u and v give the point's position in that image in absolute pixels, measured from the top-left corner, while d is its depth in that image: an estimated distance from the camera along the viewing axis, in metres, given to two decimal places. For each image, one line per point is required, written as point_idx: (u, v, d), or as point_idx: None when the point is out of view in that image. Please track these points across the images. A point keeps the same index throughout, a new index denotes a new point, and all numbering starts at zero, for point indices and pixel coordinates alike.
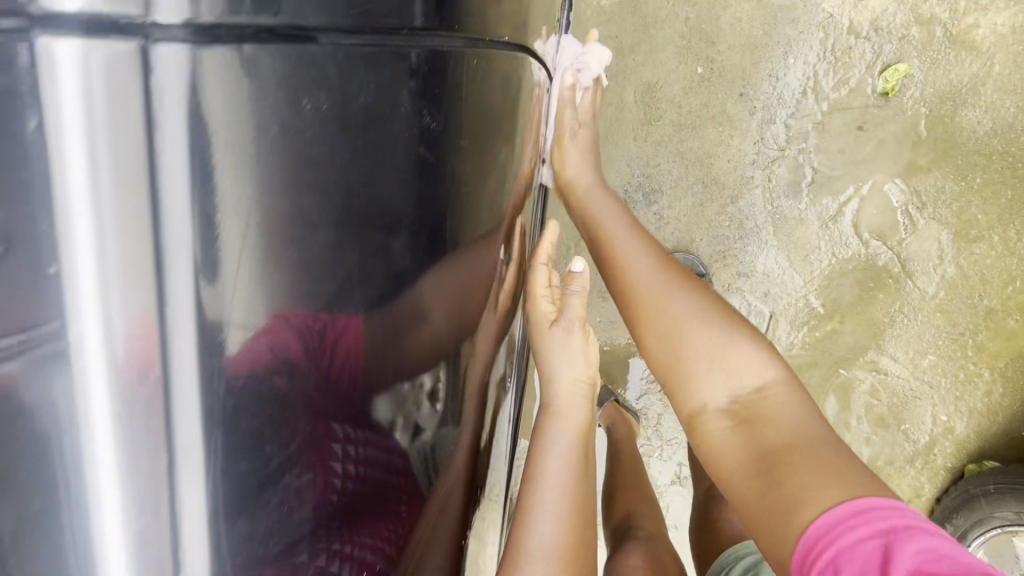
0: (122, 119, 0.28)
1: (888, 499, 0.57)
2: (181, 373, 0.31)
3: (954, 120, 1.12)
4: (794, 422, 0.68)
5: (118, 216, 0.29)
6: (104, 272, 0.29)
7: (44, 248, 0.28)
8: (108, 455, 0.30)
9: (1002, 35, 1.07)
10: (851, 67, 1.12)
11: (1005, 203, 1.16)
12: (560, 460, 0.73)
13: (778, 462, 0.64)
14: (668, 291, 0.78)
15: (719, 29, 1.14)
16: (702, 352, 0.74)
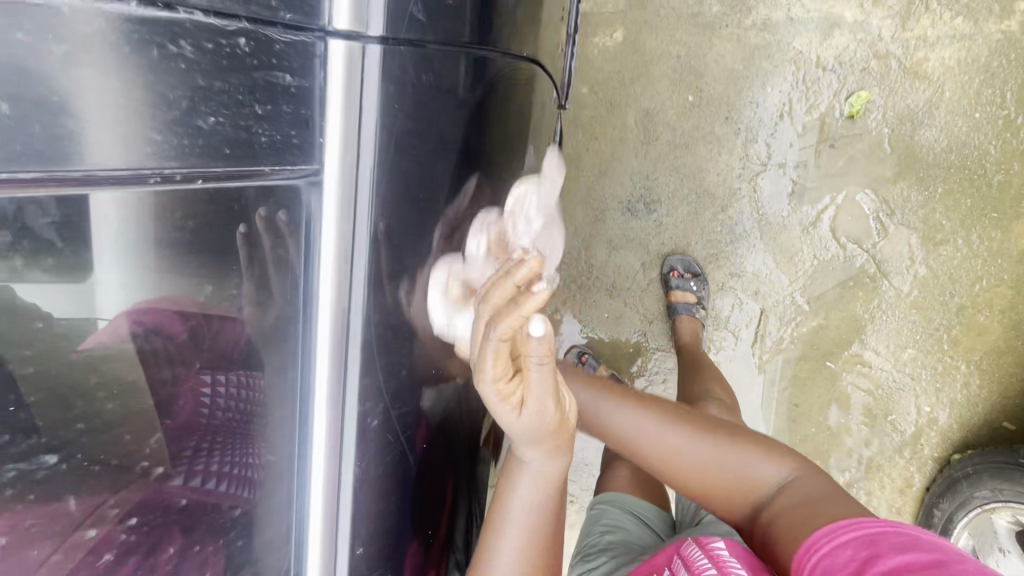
0: (360, 100, 0.46)
1: (861, 516, 0.61)
2: (367, 275, 0.49)
3: (914, 139, 1.30)
4: (806, 492, 0.71)
5: (347, 163, 0.46)
6: (335, 196, 0.46)
7: (309, 159, 0.46)
8: (324, 325, 0.48)
9: (949, 66, 1.25)
10: (820, 95, 1.31)
11: (966, 210, 1.31)
12: (521, 527, 0.67)
13: (784, 517, 0.68)
14: (660, 421, 0.87)
15: (706, 64, 1.34)
16: (706, 456, 0.81)
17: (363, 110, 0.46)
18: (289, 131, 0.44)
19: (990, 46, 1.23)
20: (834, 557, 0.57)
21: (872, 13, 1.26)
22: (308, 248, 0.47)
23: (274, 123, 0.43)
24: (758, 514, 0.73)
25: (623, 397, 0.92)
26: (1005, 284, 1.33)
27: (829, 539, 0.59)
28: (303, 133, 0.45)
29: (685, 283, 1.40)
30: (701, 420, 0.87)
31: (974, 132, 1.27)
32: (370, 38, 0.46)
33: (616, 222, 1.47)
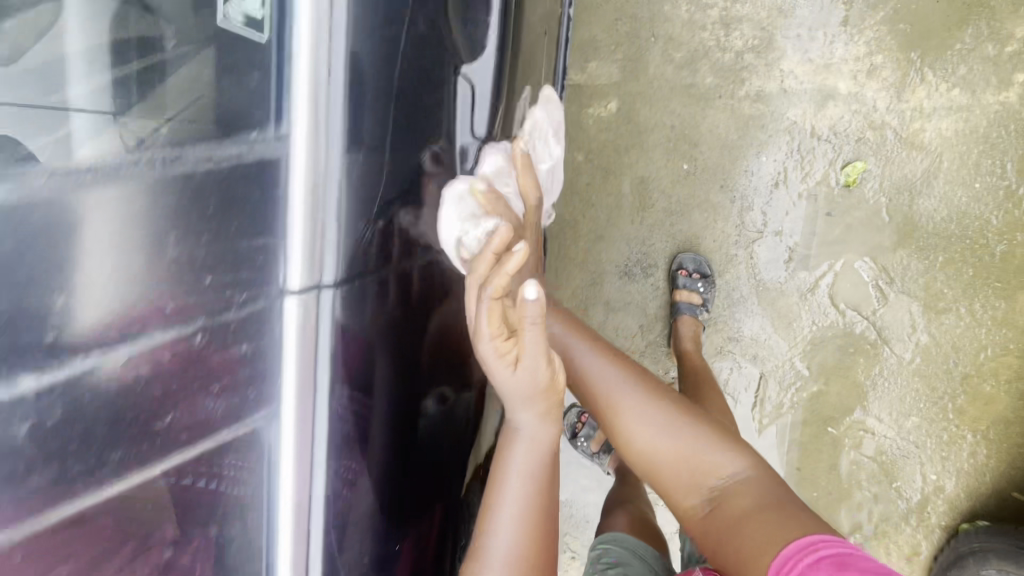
0: (313, 342, 0.50)
1: (821, 535, 0.63)
2: (321, 497, 0.53)
3: (913, 208, 1.28)
4: (757, 491, 0.73)
5: (299, 401, 0.50)
6: (289, 430, 0.50)
7: (266, 397, 0.50)
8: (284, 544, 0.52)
9: (948, 137, 1.23)
10: (815, 164, 1.31)
11: (968, 279, 1.29)
12: (514, 505, 0.66)
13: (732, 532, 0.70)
14: (626, 391, 0.85)
15: (700, 134, 1.35)
16: (672, 450, 0.81)
17: (316, 353, 0.51)
18: (244, 378, 0.50)
19: (988, 116, 1.21)
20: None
21: (867, 85, 1.25)
22: (269, 476, 0.51)
23: (232, 389, 0.49)
24: (708, 513, 0.75)
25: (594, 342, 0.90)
26: (1010, 353, 1.30)
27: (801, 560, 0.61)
28: (258, 377, 0.50)
29: (692, 284, 1.37)
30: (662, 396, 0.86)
31: (974, 202, 1.25)
32: (324, 286, 0.51)
33: (613, 285, 1.47)
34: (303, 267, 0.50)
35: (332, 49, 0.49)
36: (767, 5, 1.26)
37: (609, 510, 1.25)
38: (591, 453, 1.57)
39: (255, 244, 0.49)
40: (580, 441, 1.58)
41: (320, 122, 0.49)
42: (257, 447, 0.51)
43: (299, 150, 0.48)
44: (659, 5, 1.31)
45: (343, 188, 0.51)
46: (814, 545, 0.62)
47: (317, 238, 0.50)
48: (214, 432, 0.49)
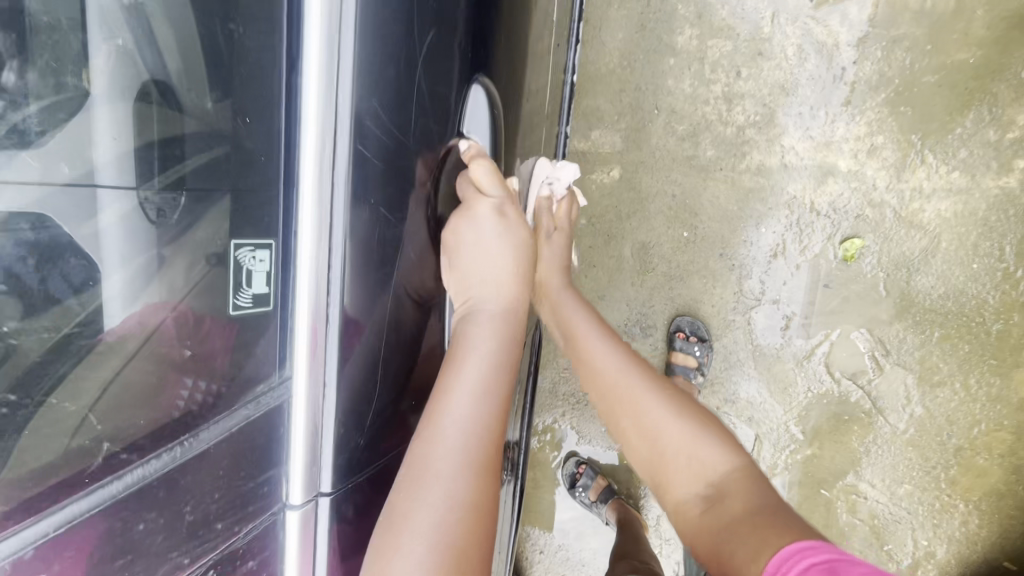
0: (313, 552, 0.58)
1: (814, 538, 0.61)
2: None
3: (910, 285, 1.30)
4: (756, 495, 0.71)
5: None
6: None
7: None
8: None
9: (946, 217, 1.25)
10: (813, 238, 1.33)
11: (964, 355, 1.30)
12: (467, 414, 0.62)
13: (732, 528, 0.68)
14: (634, 380, 0.87)
15: (701, 203, 1.38)
16: (676, 444, 0.80)
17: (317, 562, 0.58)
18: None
19: (988, 200, 1.22)
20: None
21: (866, 163, 1.27)
22: None
23: None
24: (704, 508, 0.73)
25: (602, 327, 0.94)
26: (1005, 428, 1.32)
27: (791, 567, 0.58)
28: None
29: (688, 347, 1.40)
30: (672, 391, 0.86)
31: (971, 281, 1.26)
32: (320, 496, 0.57)
33: None
34: (303, 490, 0.56)
35: (330, 302, 0.52)
36: (769, 82, 1.28)
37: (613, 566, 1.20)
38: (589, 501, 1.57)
39: (259, 481, 0.55)
40: (578, 491, 1.58)
41: (319, 368, 0.53)
42: None
43: (299, 394, 0.53)
44: (662, 79, 1.34)
45: (341, 421, 0.55)
46: (803, 551, 0.59)
47: (313, 466, 0.55)
48: None
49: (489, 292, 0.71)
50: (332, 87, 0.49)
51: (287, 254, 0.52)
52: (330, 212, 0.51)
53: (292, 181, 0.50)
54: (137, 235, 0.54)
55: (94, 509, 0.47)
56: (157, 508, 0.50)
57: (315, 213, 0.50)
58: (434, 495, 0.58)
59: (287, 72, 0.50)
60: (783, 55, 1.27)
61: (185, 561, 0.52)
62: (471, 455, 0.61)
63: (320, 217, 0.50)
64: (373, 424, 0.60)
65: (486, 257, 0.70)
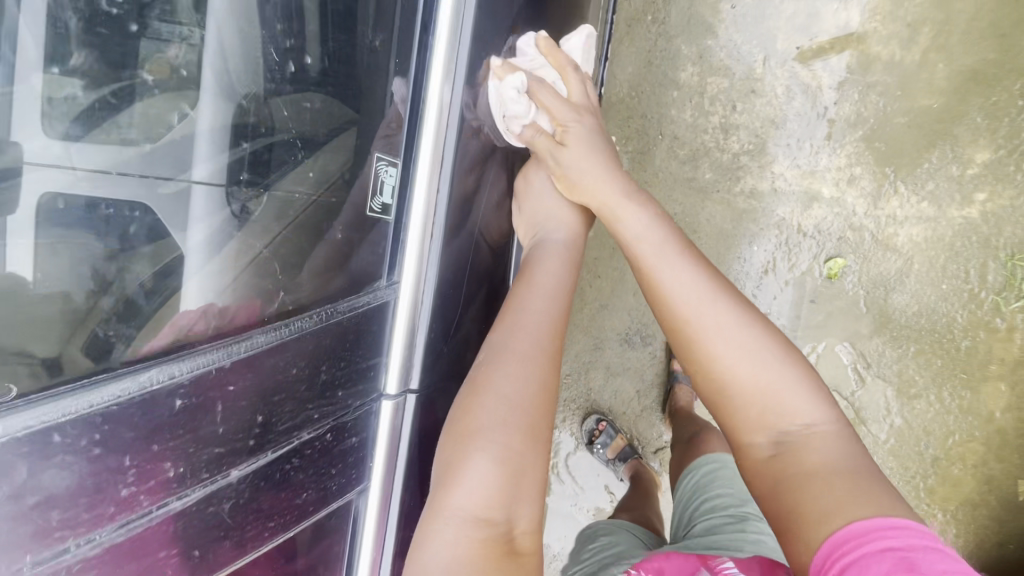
0: (397, 415, 0.77)
1: (898, 518, 0.63)
2: (396, 522, 0.79)
3: (887, 302, 1.43)
4: (831, 447, 0.75)
5: (386, 459, 0.77)
6: (378, 481, 0.77)
7: (364, 459, 0.76)
8: (369, 551, 0.78)
9: (917, 242, 1.39)
10: (800, 256, 1.46)
11: (937, 369, 1.42)
12: (534, 317, 0.87)
13: (814, 479, 0.71)
14: (711, 302, 0.84)
15: (699, 221, 1.50)
16: (747, 377, 0.80)
17: (400, 423, 0.78)
18: (353, 444, 0.74)
19: (954, 228, 1.37)
20: (869, 568, 0.60)
21: (847, 191, 1.41)
22: (363, 511, 0.77)
23: (343, 458, 0.73)
24: (775, 453, 0.77)
25: (675, 247, 0.90)
26: (976, 440, 1.42)
27: (868, 542, 0.61)
28: (363, 446, 0.75)
29: None
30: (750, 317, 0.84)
31: (942, 301, 1.40)
32: (407, 383, 0.77)
33: (613, 351, 1.59)
34: (399, 374, 0.77)
35: (433, 230, 0.76)
36: (761, 116, 1.44)
37: (615, 515, 1.32)
38: (607, 459, 1.58)
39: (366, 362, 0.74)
40: (596, 449, 1.59)
41: (422, 276, 0.76)
42: (357, 492, 0.76)
43: (405, 294, 0.76)
44: (666, 110, 1.49)
45: (429, 321, 0.78)
46: (883, 531, 0.62)
47: (410, 342, 0.77)
48: (336, 490, 0.73)
49: (553, 234, 0.98)
50: (447, 84, 0.74)
51: (404, 194, 0.75)
52: (439, 166, 0.75)
53: (414, 143, 0.74)
54: (218, 215, 0.65)
55: (197, 370, 0.59)
56: (305, 360, 0.67)
57: (429, 165, 0.74)
58: (500, 379, 0.79)
59: (416, 69, 0.73)
60: (774, 94, 1.43)
61: (315, 417, 0.69)
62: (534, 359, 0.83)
63: (432, 169, 0.74)
64: (443, 321, 0.81)
65: (546, 208, 0.99)
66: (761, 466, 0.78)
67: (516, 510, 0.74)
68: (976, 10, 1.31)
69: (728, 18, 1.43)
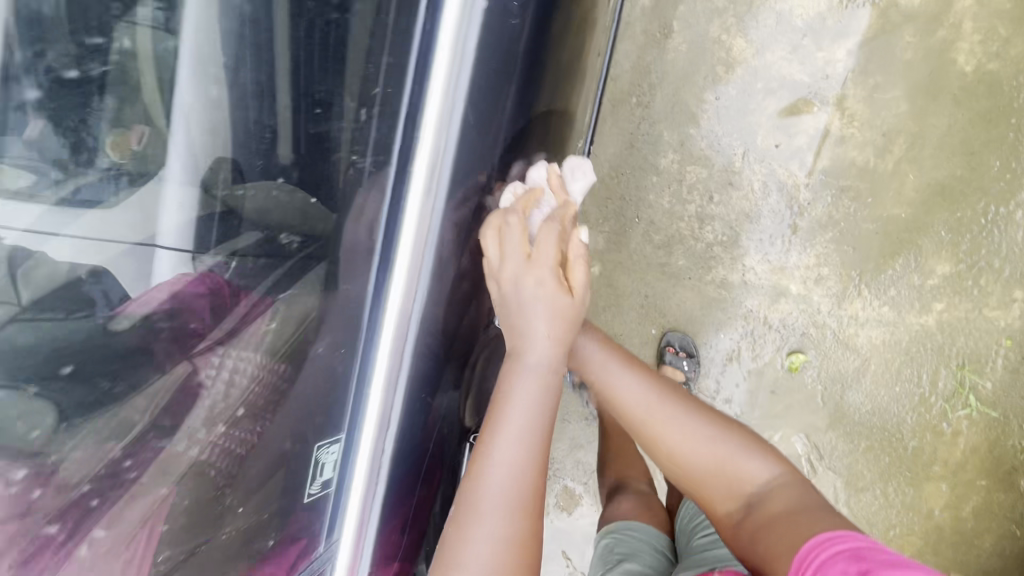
0: None
1: (849, 530, 0.64)
2: None
3: (843, 397, 1.47)
4: (795, 497, 0.74)
5: None
6: None
7: None
8: None
9: (875, 344, 1.43)
10: (764, 348, 1.49)
11: (884, 466, 1.47)
12: (522, 428, 0.63)
13: (794, 518, 0.69)
14: (660, 400, 0.83)
15: (669, 305, 1.51)
16: (703, 456, 0.79)
17: None
18: None
19: (911, 334, 1.41)
20: (826, 575, 0.59)
21: (813, 290, 1.44)
22: None
23: None
24: (748, 515, 0.75)
25: (615, 352, 0.87)
26: (914, 533, 1.48)
27: (818, 556, 0.61)
28: None
29: (677, 361, 1.46)
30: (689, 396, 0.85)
31: (894, 402, 1.45)
32: None
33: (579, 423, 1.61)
34: (359, 510, 0.63)
35: (405, 352, 0.59)
36: (736, 209, 1.45)
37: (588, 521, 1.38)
38: (574, 382, 1.61)
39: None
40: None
41: (389, 405, 0.60)
42: None
43: (366, 429, 0.60)
44: (644, 193, 1.49)
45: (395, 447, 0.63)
46: (835, 539, 0.62)
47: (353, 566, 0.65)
48: None
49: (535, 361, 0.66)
50: (436, 177, 0.55)
51: (371, 306, 0.58)
52: (420, 272, 0.57)
53: (386, 244, 0.56)
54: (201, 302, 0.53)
55: None
56: None
57: (405, 279, 0.57)
58: (494, 500, 0.60)
59: (399, 157, 0.55)
60: (750, 188, 1.44)
61: None
62: (524, 486, 0.61)
63: (410, 283, 0.57)
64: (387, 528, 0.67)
65: (528, 317, 0.67)
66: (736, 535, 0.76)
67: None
68: (949, 127, 1.34)
69: (711, 109, 1.43)
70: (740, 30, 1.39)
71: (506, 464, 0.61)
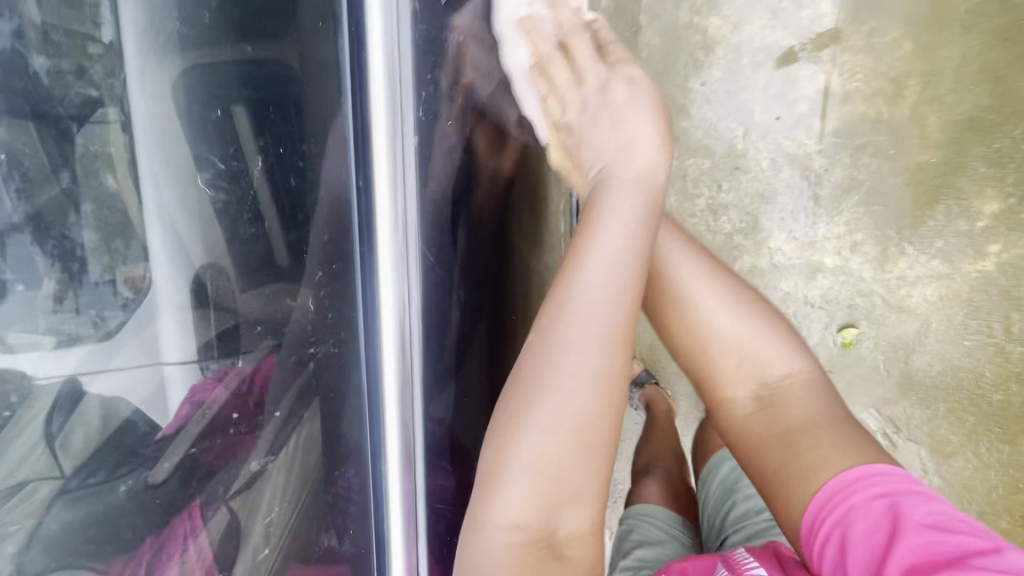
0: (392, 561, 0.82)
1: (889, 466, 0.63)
2: None
3: (910, 363, 1.37)
4: (811, 398, 0.75)
5: None
6: None
7: None
8: None
9: (933, 301, 1.33)
10: (810, 328, 1.40)
11: (970, 426, 1.36)
12: (600, 283, 0.58)
13: (801, 436, 0.71)
14: (703, 285, 0.81)
15: None
16: (733, 343, 0.79)
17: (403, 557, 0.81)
18: None
19: (969, 283, 1.30)
20: (858, 522, 0.59)
21: (851, 258, 1.35)
22: None
23: None
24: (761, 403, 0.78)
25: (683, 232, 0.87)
26: (1022, 491, 1.36)
27: (854, 497, 0.61)
28: None
29: None
30: (732, 282, 0.83)
31: (967, 357, 1.33)
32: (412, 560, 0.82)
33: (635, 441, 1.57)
34: (387, 462, 0.60)
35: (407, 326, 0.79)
36: (749, 193, 1.37)
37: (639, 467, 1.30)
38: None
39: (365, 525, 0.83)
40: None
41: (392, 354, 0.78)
42: None
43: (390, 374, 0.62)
44: None
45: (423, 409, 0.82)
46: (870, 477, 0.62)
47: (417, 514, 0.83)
48: None
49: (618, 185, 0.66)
50: (397, 212, 0.76)
51: (364, 257, 0.78)
52: (401, 208, 0.77)
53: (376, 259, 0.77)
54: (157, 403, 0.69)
55: None
56: None
57: (395, 279, 0.77)
58: (570, 360, 0.56)
59: (364, 208, 0.77)
60: (759, 168, 1.36)
61: None
62: (613, 324, 0.58)
63: (397, 267, 0.77)
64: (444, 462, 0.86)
65: (602, 120, 0.73)
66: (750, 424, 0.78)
67: (562, 510, 0.56)
68: (964, 56, 1.22)
69: (699, 96, 1.36)
70: (712, 9, 1.31)
71: (588, 313, 0.57)
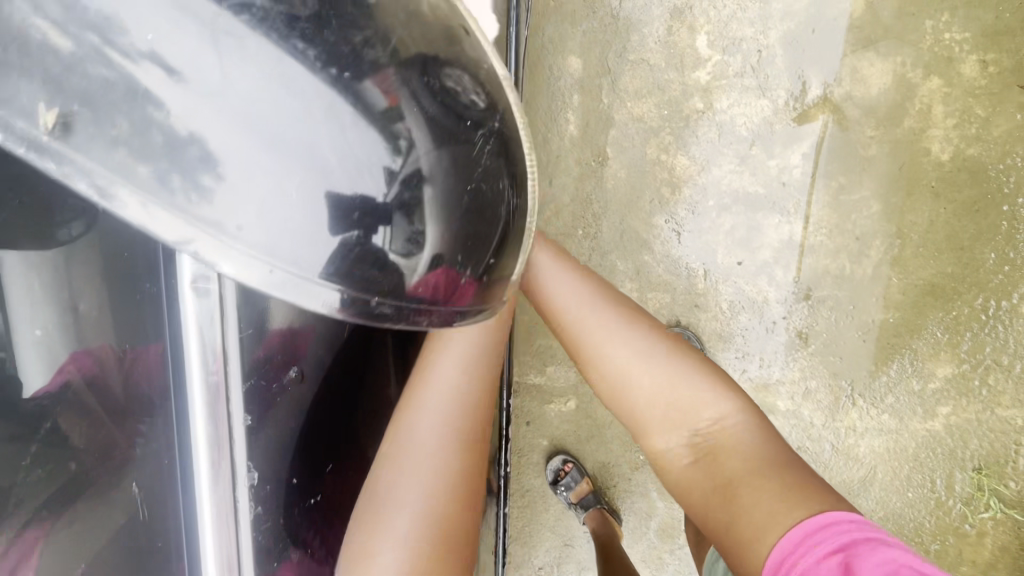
0: None
1: (821, 521, 0.60)
2: None
3: (853, 506, 1.37)
4: (741, 444, 0.70)
5: None
6: None
7: None
8: None
9: (879, 452, 1.33)
10: None
11: None
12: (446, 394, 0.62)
13: (732, 491, 0.66)
14: (599, 317, 0.76)
15: None
16: (651, 386, 0.73)
17: None
18: None
19: (917, 440, 1.31)
20: None
21: (803, 404, 1.34)
22: None
23: None
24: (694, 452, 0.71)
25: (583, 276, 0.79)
26: None
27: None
28: None
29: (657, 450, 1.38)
30: (646, 324, 0.77)
31: (908, 508, 1.35)
32: None
33: (582, 548, 1.59)
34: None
35: (235, 459, 0.47)
36: (708, 331, 1.34)
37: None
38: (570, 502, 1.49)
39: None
40: (560, 490, 1.50)
41: (223, 482, 0.46)
42: None
43: (203, 483, 0.46)
44: None
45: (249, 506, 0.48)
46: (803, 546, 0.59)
47: None
48: None
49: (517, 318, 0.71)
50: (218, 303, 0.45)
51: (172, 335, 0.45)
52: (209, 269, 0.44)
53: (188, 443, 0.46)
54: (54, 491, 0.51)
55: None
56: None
57: (207, 403, 0.45)
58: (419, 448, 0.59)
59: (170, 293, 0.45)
60: (719, 309, 1.33)
61: None
62: (454, 423, 0.61)
63: (215, 366, 0.45)
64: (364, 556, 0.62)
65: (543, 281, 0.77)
66: (680, 475, 0.72)
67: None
68: (931, 223, 1.20)
69: (663, 232, 1.31)
70: (680, 148, 1.26)
71: (435, 406, 0.61)
